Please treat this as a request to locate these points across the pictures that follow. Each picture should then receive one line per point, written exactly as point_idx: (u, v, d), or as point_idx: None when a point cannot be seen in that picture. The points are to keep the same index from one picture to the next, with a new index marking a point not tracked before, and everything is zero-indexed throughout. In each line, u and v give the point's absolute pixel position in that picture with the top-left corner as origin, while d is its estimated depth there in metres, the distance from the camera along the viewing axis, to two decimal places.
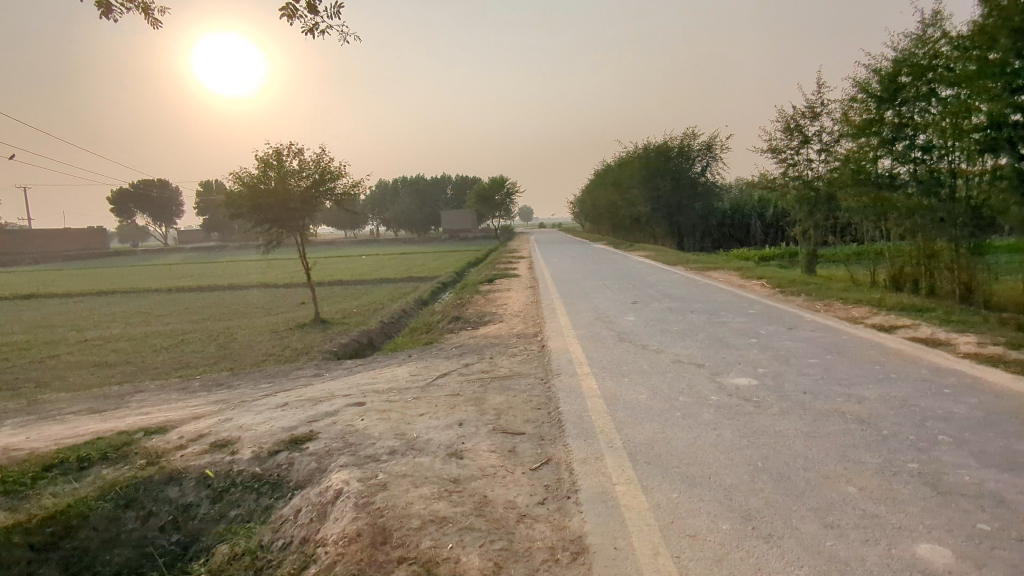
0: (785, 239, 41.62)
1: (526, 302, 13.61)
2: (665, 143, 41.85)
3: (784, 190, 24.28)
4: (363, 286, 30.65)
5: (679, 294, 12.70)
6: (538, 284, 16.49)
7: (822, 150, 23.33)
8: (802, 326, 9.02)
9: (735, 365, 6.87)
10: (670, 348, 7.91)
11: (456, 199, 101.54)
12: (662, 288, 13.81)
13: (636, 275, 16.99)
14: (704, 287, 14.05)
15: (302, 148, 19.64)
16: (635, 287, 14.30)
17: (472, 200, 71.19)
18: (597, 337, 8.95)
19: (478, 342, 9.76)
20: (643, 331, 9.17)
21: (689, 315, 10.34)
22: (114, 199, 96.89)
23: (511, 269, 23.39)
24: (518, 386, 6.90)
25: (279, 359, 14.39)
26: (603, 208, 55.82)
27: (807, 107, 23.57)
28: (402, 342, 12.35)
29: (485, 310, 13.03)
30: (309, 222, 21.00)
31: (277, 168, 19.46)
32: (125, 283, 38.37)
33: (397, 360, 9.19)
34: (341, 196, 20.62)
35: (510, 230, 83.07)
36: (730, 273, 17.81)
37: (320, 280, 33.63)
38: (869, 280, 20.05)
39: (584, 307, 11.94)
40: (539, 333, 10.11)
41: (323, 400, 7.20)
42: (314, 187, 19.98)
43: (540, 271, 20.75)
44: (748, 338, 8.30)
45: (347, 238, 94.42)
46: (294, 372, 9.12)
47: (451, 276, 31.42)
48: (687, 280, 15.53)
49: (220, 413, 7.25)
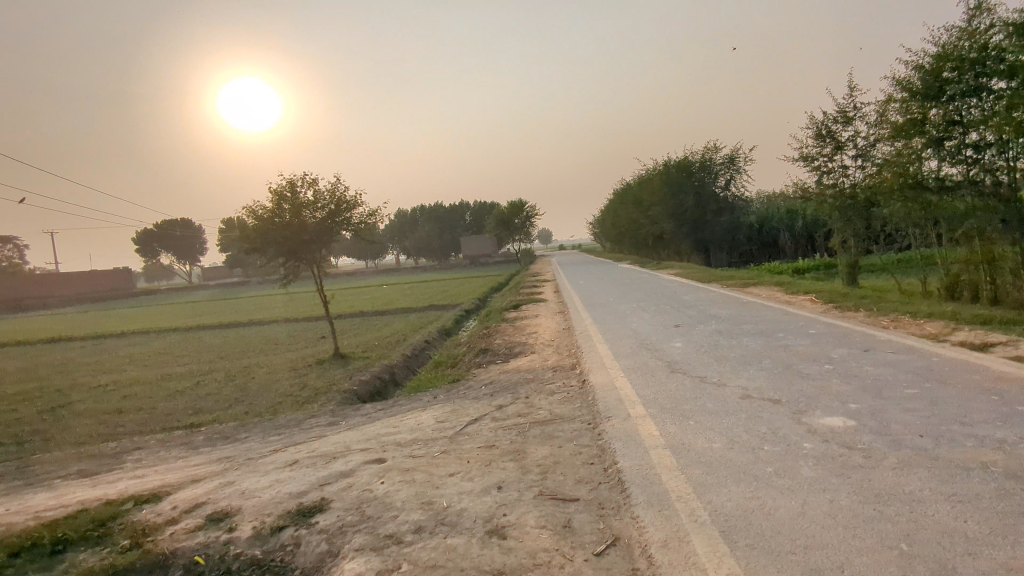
0: (818, 250, 40.11)
1: (557, 330, 12.63)
2: (686, 158, 40.91)
3: (819, 200, 23.04)
4: (385, 317, 29.89)
5: (725, 316, 11.62)
6: (568, 309, 15.51)
7: (857, 155, 22.09)
8: (879, 347, 7.91)
9: (820, 400, 5.82)
10: (733, 381, 6.87)
11: (475, 225, 101.24)
12: (704, 309, 12.73)
13: (671, 296, 15.93)
14: (750, 305, 12.94)
15: (317, 178, 19.08)
16: (673, 309, 13.25)
17: (492, 225, 70.78)
18: (644, 369, 7.93)
19: (509, 379, 8.79)
20: (696, 359, 8.14)
21: (743, 339, 9.27)
22: (140, 240, 98.53)
23: (537, 294, 22.44)
24: (561, 434, 5.90)
25: (297, 401, 13.56)
26: (625, 227, 54.75)
27: (839, 112, 22.39)
28: (426, 379, 11.44)
29: (514, 340, 12.09)
30: (326, 254, 20.34)
31: (291, 200, 18.88)
32: (148, 323, 38.25)
33: (421, 402, 8.26)
34: (357, 226, 19.97)
35: (530, 253, 82.27)
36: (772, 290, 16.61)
37: (341, 313, 33.04)
38: (919, 290, 18.66)
39: (623, 333, 10.92)
40: (576, 365, 9.10)
41: (337, 457, 6.28)
42: (330, 218, 19.36)
43: (566, 294, 19.72)
44: (821, 364, 7.23)
45: (368, 268, 94.53)
46: (307, 420, 8.23)
47: (474, 303, 30.55)
48: (728, 299, 14.43)
49: (221, 476, 6.37)
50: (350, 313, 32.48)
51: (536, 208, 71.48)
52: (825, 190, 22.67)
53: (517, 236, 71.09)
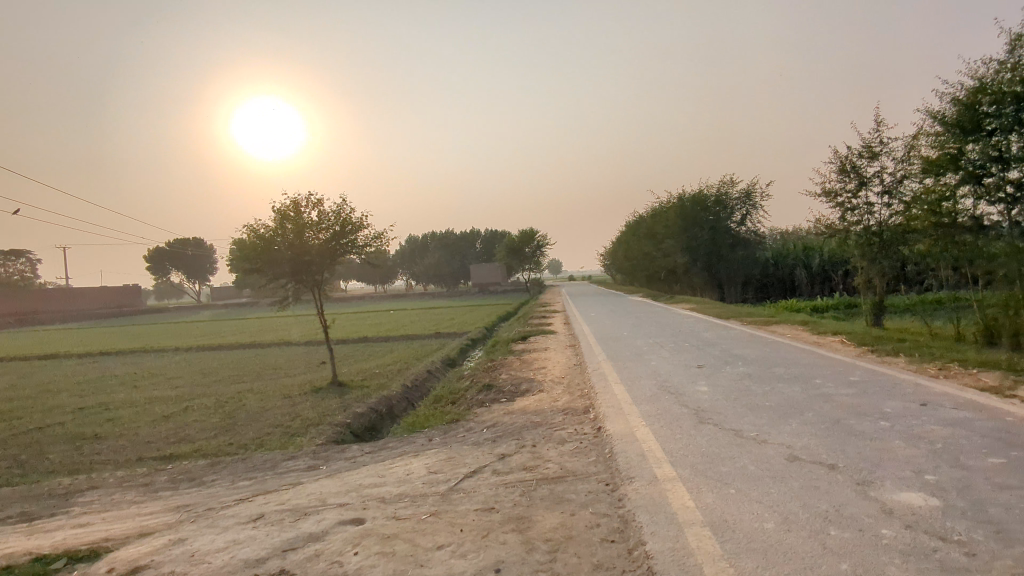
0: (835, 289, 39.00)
1: (568, 365, 11.70)
2: (701, 191, 40.22)
3: (843, 237, 22.05)
4: (388, 344, 28.97)
5: (752, 357, 10.66)
6: (579, 343, 14.58)
7: (883, 192, 21.18)
8: (937, 400, 6.93)
9: (885, 467, 4.87)
10: (774, 436, 5.92)
11: (485, 253, 100.81)
12: (728, 349, 11.79)
13: (689, 332, 14.99)
14: (777, 346, 11.97)
15: (322, 198, 18.42)
16: (694, 347, 12.30)
17: (502, 253, 70.23)
18: (668, 417, 6.99)
19: (515, 421, 7.85)
20: (727, 408, 7.19)
21: (776, 385, 8.32)
22: (151, 258, 98.67)
23: (546, 325, 21.53)
24: (574, 498, 4.96)
25: (286, 434, 12.64)
26: (637, 260, 53.93)
27: (864, 146, 21.53)
28: (424, 416, 10.50)
29: (521, 375, 11.15)
30: (328, 277, 19.58)
31: (294, 220, 18.21)
32: (148, 342, 37.58)
33: (415, 445, 7.34)
34: (362, 250, 19.25)
35: (540, 283, 81.46)
36: (797, 329, 15.57)
37: (344, 337, 32.20)
38: (953, 334, 17.55)
39: (640, 372, 9.97)
40: (589, 408, 8.16)
41: (310, 514, 5.34)
42: (334, 241, 18.65)
43: (577, 327, 18.79)
44: (875, 419, 6.26)
45: (377, 293, 94.08)
46: (285, 461, 7.32)
47: (480, 333, 29.59)
48: (751, 338, 13.47)
49: (174, 531, 5.45)
50: (354, 338, 31.65)
51: (548, 238, 70.88)
52: (850, 228, 21.69)
53: (527, 266, 70.42)
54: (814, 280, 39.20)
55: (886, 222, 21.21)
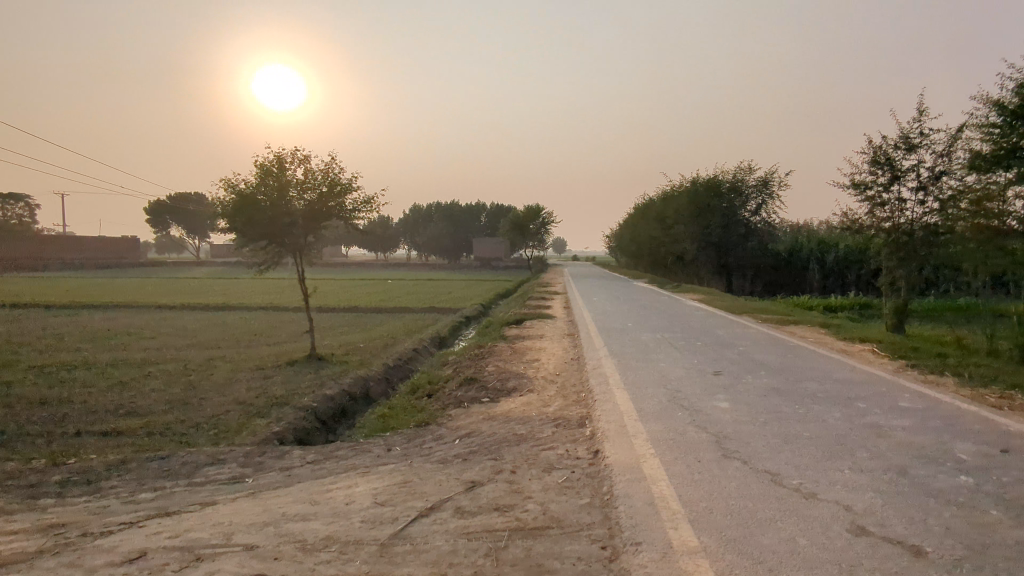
0: (848, 287, 37.49)
1: (564, 361, 10.28)
2: (715, 177, 38.53)
3: (870, 235, 20.47)
4: (378, 316, 27.65)
5: (776, 366, 9.24)
6: (577, 333, 13.20)
7: (918, 188, 19.59)
8: (1020, 445, 5.54)
9: (995, 560, 3.47)
10: (825, 488, 4.53)
11: (490, 227, 99.07)
12: (746, 353, 10.40)
13: (700, 329, 13.59)
14: (801, 354, 10.57)
15: (309, 155, 16.99)
16: (706, 348, 10.91)
17: (507, 229, 68.69)
18: (683, 445, 5.59)
19: (494, 433, 6.48)
20: (756, 436, 5.81)
21: (811, 407, 6.90)
22: (152, 210, 97.16)
23: (543, 308, 20.17)
24: (558, 569, 3.60)
25: (244, 414, 11.30)
26: (643, 244, 52.39)
27: (901, 138, 19.85)
28: (394, 410, 9.12)
29: (509, 369, 9.76)
30: (313, 243, 18.18)
31: (277, 177, 16.80)
32: (133, 296, 36.21)
33: (367, 457, 5.95)
34: (350, 215, 17.84)
35: (543, 261, 79.97)
36: (818, 332, 14.15)
37: (334, 306, 30.86)
38: (983, 346, 16.22)
39: (648, 376, 8.58)
40: (585, 421, 6.76)
41: (206, 558, 3.97)
42: (320, 202, 17.23)
43: (576, 313, 17.38)
44: (950, 469, 4.86)
45: (377, 261, 92.79)
46: (207, 465, 5.95)
47: (475, 310, 28.25)
48: (769, 341, 12.08)
49: (25, 566, 4.08)
50: (343, 307, 30.31)
51: (554, 216, 69.19)
52: (879, 226, 20.10)
53: (530, 242, 68.90)
54: (824, 278, 37.78)
55: (918, 220, 19.67)
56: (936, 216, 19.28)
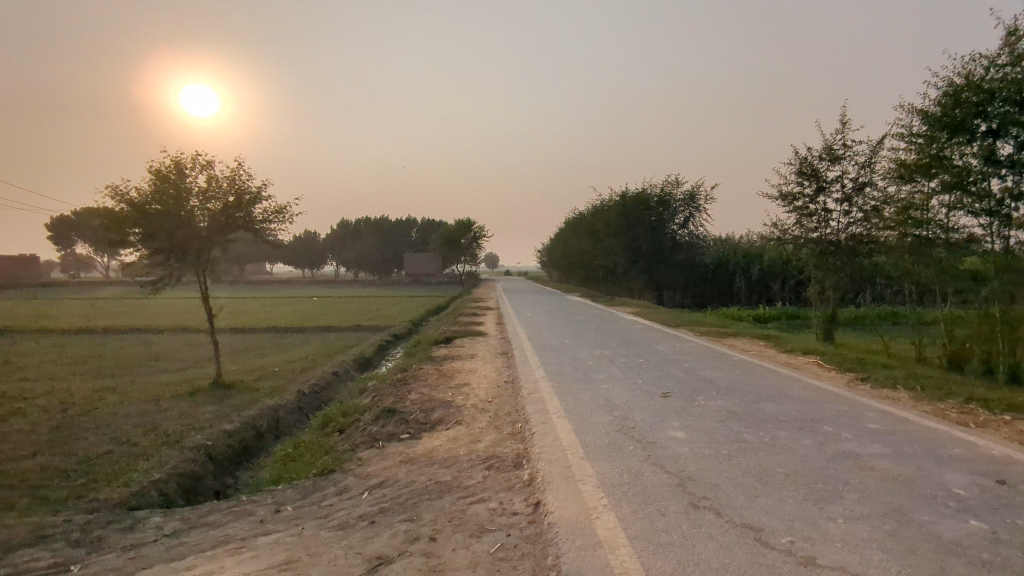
0: (773, 298, 38.20)
1: (497, 385, 9.19)
2: (644, 190, 38.56)
3: (799, 245, 20.54)
4: (297, 336, 25.71)
5: (727, 385, 8.48)
6: (511, 352, 12.16)
7: (842, 199, 19.77)
8: (1014, 474, 4.87)
9: None
10: (820, 550, 3.64)
11: (421, 242, 97.12)
12: (692, 371, 9.64)
13: (640, 345, 12.83)
14: (748, 370, 9.90)
15: (213, 160, 15.35)
16: (650, 366, 10.08)
17: (438, 243, 67.29)
18: (641, 492, 4.60)
19: (412, 482, 5.31)
20: (724, 476, 4.91)
21: (775, 434, 6.09)
22: (53, 226, 89.95)
23: (475, 325, 19.05)
24: None
25: (123, 456, 9.58)
26: (576, 258, 52.15)
27: (826, 149, 19.98)
28: (298, 451, 7.74)
29: (435, 396, 8.56)
30: (218, 258, 16.35)
31: (175, 183, 14.99)
32: (20, 319, 32.56)
33: (246, 524, 4.65)
34: (261, 226, 16.24)
35: (475, 276, 78.82)
36: (759, 344, 13.70)
37: (249, 326, 28.61)
38: (913, 355, 16.31)
39: (591, 402, 7.61)
40: (522, 461, 5.70)
41: None
42: (226, 213, 15.58)
43: (510, 330, 16.34)
44: (955, 514, 4.07)
45: (304, 278, 89.15)
46: (26, 546, 4.48)
47: (404, 328, 26.77)
48: (712, 356, 11.41)
49: None
50: (261, 328, 28.13)
51: (485, 230, 68.41)
52: (807, 236, 20.20)
53: (462, 257, 67.72)
54: (751, 288, 38.46)
55: (844, 231, 19.85)
56: (861, 226, 19.54)
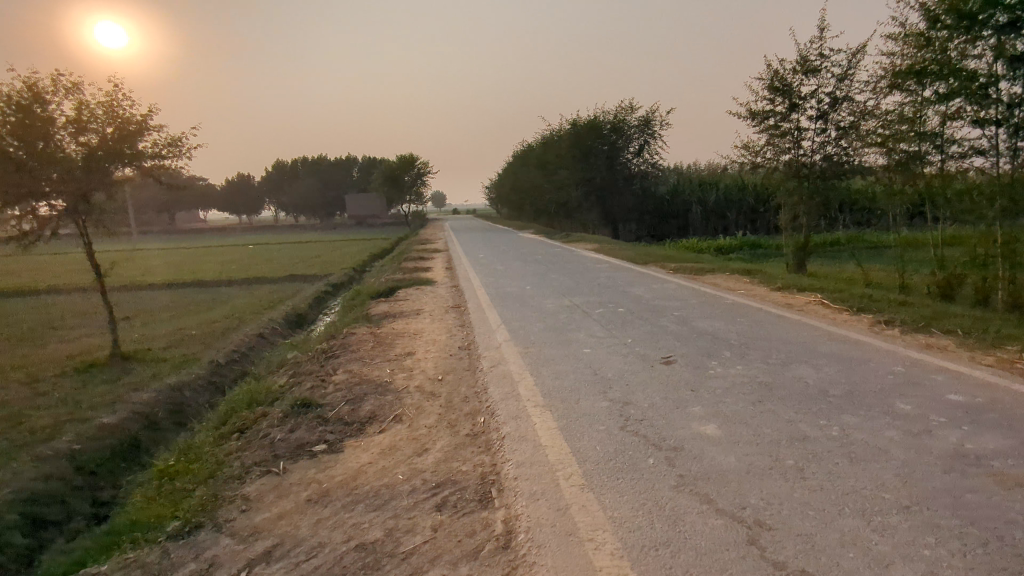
0: (729, 228, 37.01)
1: (448, 354, 7.23)
2: (596, 118, 36.17)
3: (769, 170, 18.94)
4: (222, 291, 22.91)
5: (738, 343, 6.74)
6: (463, 307, 10.14)
7: (818, 117, 18.05)
8: None
9: None
10: None
11: (362, 182, 92.33)
12: (687, 324, 7.88)
13: (614, 289, 10.99)
14: (752, 318, 8.19)
15: (79, 82, 12.47)
16: (635, 319, 8.25)
17: (379, 182, 63.56)
18: (701, 565, 2.77)
19: (319, 550, 3.34)
20: (815, 515, 3.12)
21: (842, 421, 4.37)
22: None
23: (421, 271, 16.86)
24: None
25: None
26: (526, 193, 49.78)
27: (799, 60, 18.11)
28: (178, 465, 5.65)
29: (367, 376, 6.53)
30: (104, 203, 13.52)
31: (29, 112, 11.99)
32: None
33: None
34: (150, 162, 13.52)
35: (422, 216, 75.51)
36: (744, 282, 12.02)
37: (168, 281, 25.51)
38: (896, 283, 15.07)
39: (575, 378, 5.73)
40: (491, 492, 3.79)
41: None
42: (104, 146, 12.81)
43: (460, 277, 14.26)
44: None
45: (239, 224, 83.72)
46: None
47: (343, 277, 24.31)
48: (702, 301, 9.66)
49: None
50: (182, 282, 25.12)
51: (428, 166, 64.94)
52: (779, 158, 18.56)
53: (406, 196, 64.31)
54: (707, 218, 37.23)
55: (819, 151, 18.27)
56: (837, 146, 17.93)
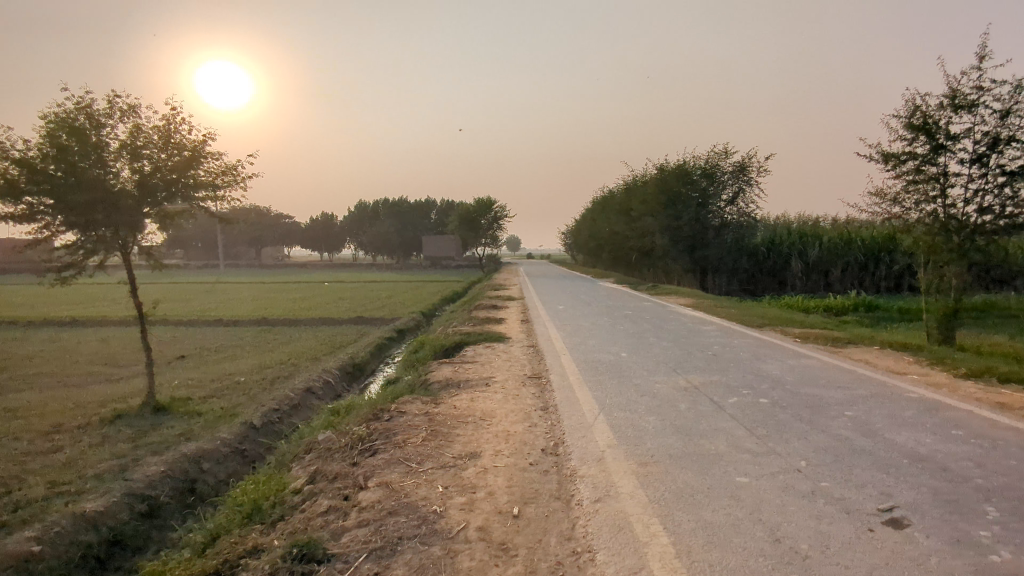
0: (834, 285, 33.19)
1: (527, 464, 5.02)
2: (686, 163, 33.74)
3: (908, 223, 15.91)
4: (283, 332, 21.68)
5: (994, 485, 4.18)
6: (544, 382, 7.92)
7: (975, 159, 14.88)
8: None
9: None
10: None
11: (440, 225, 92.87)
12: (877, 435, 5.34)
13: (738, 366, 8.51)
14: (976, 430, 5.52)
15: (138, 106, 11.59)
16: (791, 420, 5.79)
17: (456, 224, 63.05)
18: None
19: None
20: None
21: None
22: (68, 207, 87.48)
23: (493, 324, 14.80)
24: None
25: None
26: (606, 240, 47.53)
27: (949, 93, 15.05)
28: None
29: (409, 500, 4.40)
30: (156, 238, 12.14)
31: (80, 137, 10.69)
32: None
33: None
34: (203, 194, 12.11)
35: (496, 260, 74.42)
36: (910, 363, 9.17)
37: (233, 318, 24.65)
38: None
39: (746, 552, 3.38)
40: None
41: None
42: (158, 173, 11.49)
43: (539, 335, 12.09)
44: None
45: (319, 261, 85.58)
46: None
47: (411, 324, 22.66)
48: (874, 393, 6.99)
49: None
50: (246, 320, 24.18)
51: (505, 210, 63.99)
52: (922, 208, 15.50)
53: (482, 239, 63.38)
54: (808, 273, 33.57)
55: (975, 200, 15.07)
56: (1000, 194, 14.68)
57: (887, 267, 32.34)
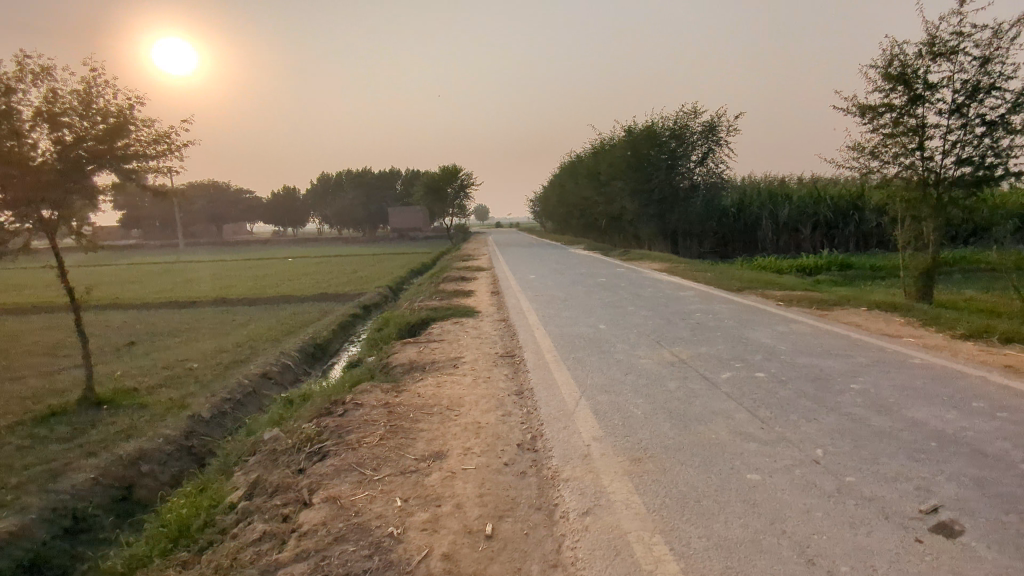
0: (803, 244, 33.12)
1: (501, 465, 4.29)
2: (654, 124, 32.88)
3: (886, 178, 15.50)
4: (240, 313, 20.52)
5: None
6: (518, 362, 7.17)
7: (954, 109, 14.40)
8: None
9: None
10: None
11: (405, 195, 90.88)
12: (893, 412, 4.76)
13: (725, 335, 7.91)
14: (998, 400, 4.98)
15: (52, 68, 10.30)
16: (795, 398, 5.18)
17: (421, 194, 61.48)
18: None
19: None
20: None
21: None
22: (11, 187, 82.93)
23: (461, 296, 13.98)
24: None
25: None
26: (575, 206, 46.75)
27: (928, 40, 14.48)
28: None
29: (361, 520, 3.64)
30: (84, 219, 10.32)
31: None
32: None
33: None
34: (135, 165, 10.39)
35: (464, 229, 73.21)
36: (903, 325, 8.66)
37: (187, 299, 23.32)
38: None
39: None
40: None
41: None
42: (82, 144, 9.70)
43: (510, 309, 11.34)
44: None
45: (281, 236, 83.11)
46: None
47: (376, 299, 21.70)
48: (875, 360, 6.44)
49: None
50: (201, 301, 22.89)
51: (471, 177, 62.57)
52: (901, 161, 15.02)
53: (449, 209, 62.00)
54: (778, 232, 33.39)
55: (954, 151, 14.65)
56: (979, 144, 14.28)
57: (856, 225, 32.28)
